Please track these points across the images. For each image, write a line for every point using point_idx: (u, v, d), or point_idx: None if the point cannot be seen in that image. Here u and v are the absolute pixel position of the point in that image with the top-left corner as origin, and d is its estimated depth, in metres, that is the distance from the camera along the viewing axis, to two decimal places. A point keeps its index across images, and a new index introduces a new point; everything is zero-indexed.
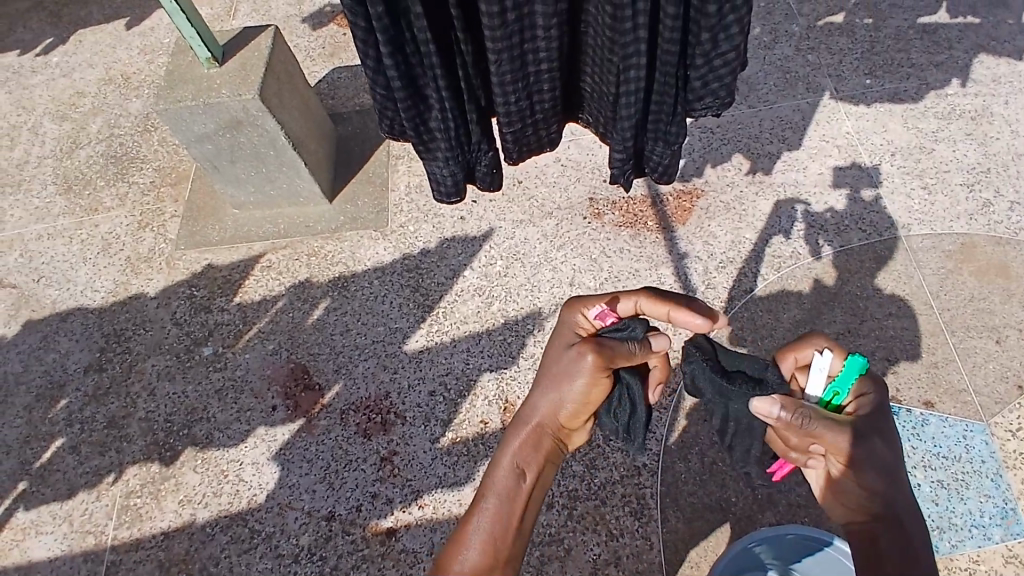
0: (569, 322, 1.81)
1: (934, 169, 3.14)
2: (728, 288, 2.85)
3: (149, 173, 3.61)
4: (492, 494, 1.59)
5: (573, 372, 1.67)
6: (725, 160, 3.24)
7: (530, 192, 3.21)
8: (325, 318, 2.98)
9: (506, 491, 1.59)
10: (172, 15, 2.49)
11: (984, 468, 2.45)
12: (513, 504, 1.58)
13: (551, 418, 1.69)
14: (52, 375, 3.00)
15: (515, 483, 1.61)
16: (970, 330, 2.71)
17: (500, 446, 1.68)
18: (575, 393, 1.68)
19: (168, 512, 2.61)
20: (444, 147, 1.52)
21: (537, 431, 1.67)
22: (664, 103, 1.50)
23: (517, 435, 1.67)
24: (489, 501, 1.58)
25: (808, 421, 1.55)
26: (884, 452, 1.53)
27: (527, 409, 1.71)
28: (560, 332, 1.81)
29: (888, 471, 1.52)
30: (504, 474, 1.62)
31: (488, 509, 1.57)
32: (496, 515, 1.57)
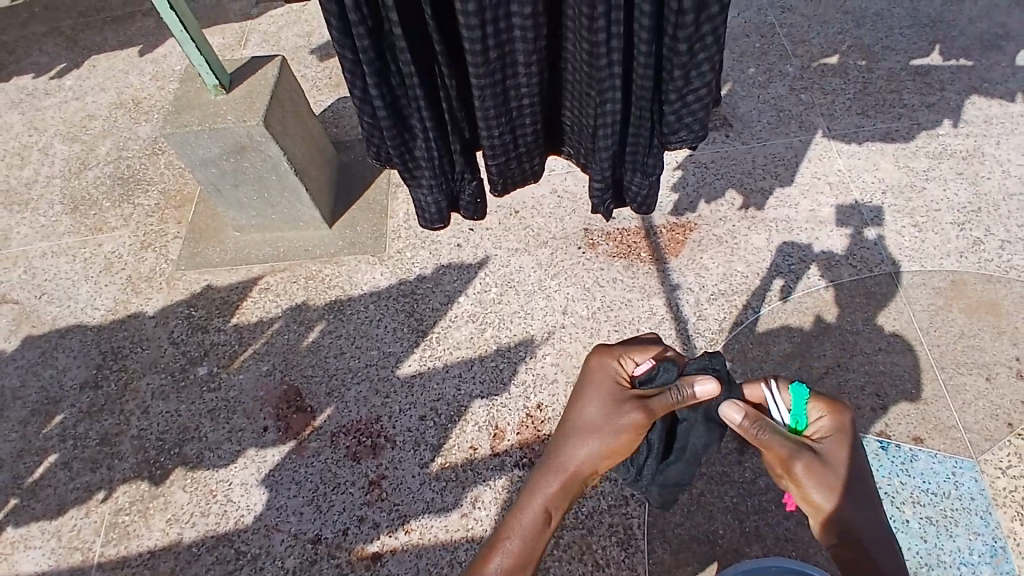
0: (609, 369, 1.79)
1: (924, 207, 3.19)
2: (719, 320, 2.88)
3: (154, 195, 3.68)
4: (517, 537, 1.63)
5: (613, 427, 1.67)
6: (718, 194, 3.30)
7: (527, 222, 3.26)
8: (321, 340, 3.02)
9: (529, 536, 1.62)
10: (182, 44, 2.56)
11: (973, 505, 2.43)
12: (535, 550, 1.62)
13: (581, 468, 1.70)
14: (48, 391, 3.03)
15: (541, 527, 1.65)
16: (960, 367, 2.73)
17: (529, 487, 1.70)
18: (610, 447, 1.68)
19: (156, 531, 2.62)
20: (428, 176, 1.58)
21: (568, 477, 1.69)
22: (641, 135, 1.56)
23: (547, 481, 1.69)
24: (514, 544, 1.62)
25: (763, 432, 1.60)
26: (845, 477, 1.63)
27: (560, 452, 1.72)
28: (597, 375, 1.79)
29: (852, 497, 1.63)
30: (532, 518, 1.65)
31: (511, 552, 1.61)
32: (517, 559, 1.61)
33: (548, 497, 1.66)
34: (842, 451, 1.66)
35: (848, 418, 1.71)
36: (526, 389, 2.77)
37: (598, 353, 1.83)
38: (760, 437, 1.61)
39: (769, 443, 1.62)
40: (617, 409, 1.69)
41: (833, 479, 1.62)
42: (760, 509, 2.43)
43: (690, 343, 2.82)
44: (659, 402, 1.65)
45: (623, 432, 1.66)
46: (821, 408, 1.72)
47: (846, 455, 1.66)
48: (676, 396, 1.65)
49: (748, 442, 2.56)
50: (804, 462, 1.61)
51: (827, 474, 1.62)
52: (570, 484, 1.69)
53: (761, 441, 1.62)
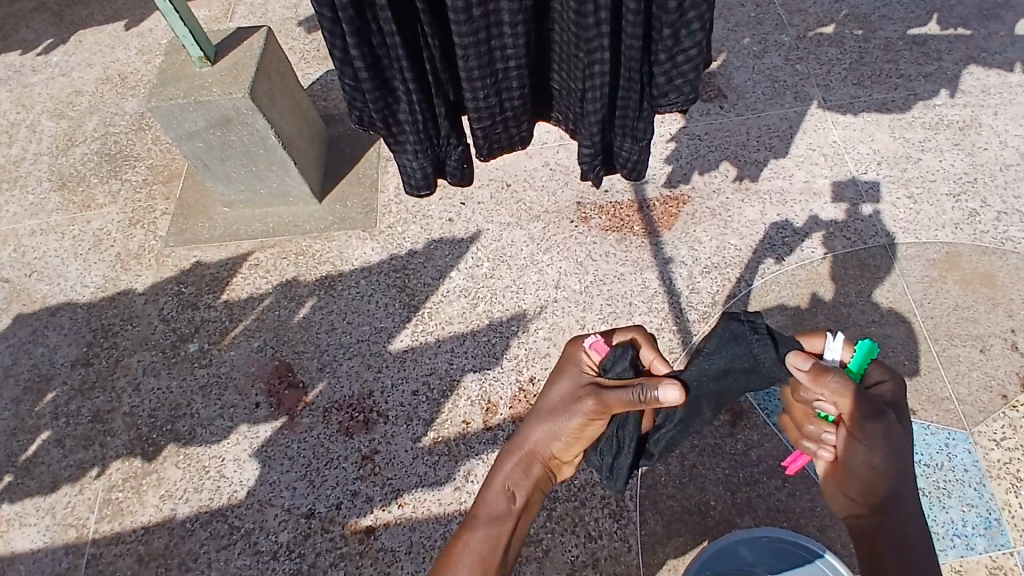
0: (569, 355, 1.80)
1: (920, 178, 3.16)
2: (712, 293, 2.86)
3: (141, 170, 3.63)
4: (479, 516, 1.60)
5: (569, 409, 1.67)
6: (712, 166, 3.26)
7: (519, 195, 3.23)
8: (312, 316, 2.99)
9: (492, 513, 1.60)
10: (164, 14, 2.51)
11: (967, 476, 2.45)
12: (496, 529, 1.58)
13: (542, 450, 1.69)
14: (40, 368, 3.01)
15: (503, 506, 1.63)
16: (955, 339, 2.72)
17: (491, 470, 1.70)
18: (569, 430, 1.68)
19: (150, 507, 2.62)
20: (413, 140, 1.55)
21: (527, 459, 1.68)
22: (630, 98, 1.53)
23: (509, 461, 1.69)
24: (476, 522, 1.59)
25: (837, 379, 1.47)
26: (904, 443, 1.46)
27: (522, 435, 1.71)
28: (559, 365, 1.81)
29: (905, 464, 1.44)
30: (493, 497, 1.64)
31: (473, 529, 1.59)
32: (480, 537, 1.57)
33: (507, 475, 1.66)
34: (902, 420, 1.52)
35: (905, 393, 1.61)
36: (518, 363, 2.76)
37: (568, 344, 1.83)
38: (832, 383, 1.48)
39: (840, 391, 1.47)
40: (576, 393, 1.69)
41: (894, 441, 1.45)
42: (751, 480, 2.44)
43: (682, 316, 2.81)
44: (617, 397, 1.62)
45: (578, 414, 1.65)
46: (881, 372, 1.62)
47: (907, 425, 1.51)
48: (638, 396, 1.60)
49: (740, 415, 2.57)
50: (874, 416, 1.44)
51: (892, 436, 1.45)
52: (533, 464, 1.68)
53: (829, 387, 1.48)
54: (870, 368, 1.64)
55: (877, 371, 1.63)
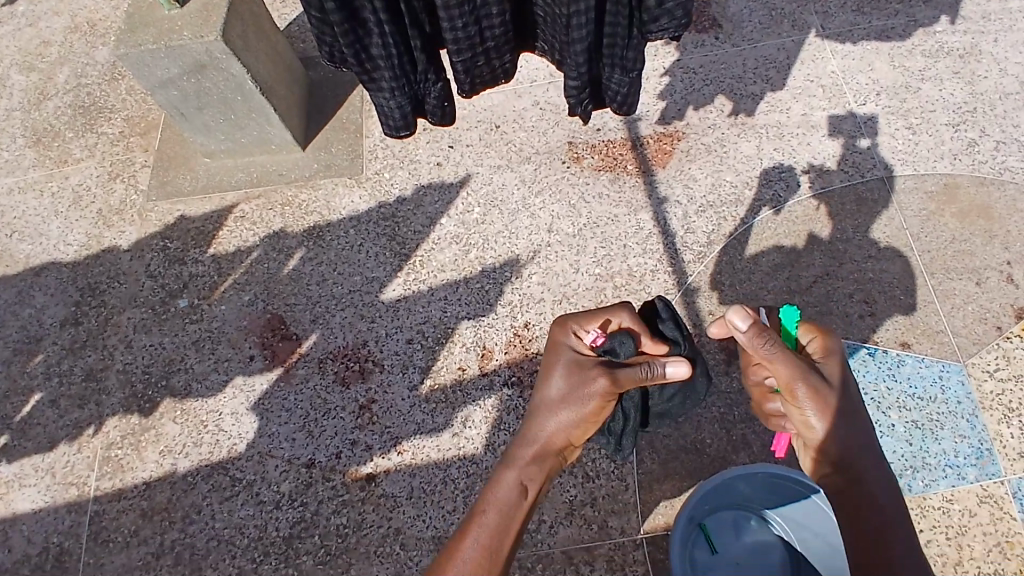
0: (567, 345, 1.86)
1: (919, 109, 3.08)
2: (707, 232, 2.83)
3: (117, 123, 3.50)
4: (493, 510, 1.57)
5: (581, 393, 1.72)
6: (707, 100, 3.16)
7: (508, 136, 3.13)
8: (301, 268, 2.94)
9: (505, 505, 1.58)
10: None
11: (960, 408, 2.47)
12: (512, 521, 1.56)
13: (551, 439, 1.71)
14: (29, 329, 2.97)
15: (517, 497, 1.61)
16: (951, 272, 2.70)
17: (501, 461, 1.69)
18: (578, 414, 1.71)
19: (150, 463, 2.63)
20: (388, 76, 1.55)
21: (542, 449, 1.69)
22: (619, 22, 1.46)
23: (521, 453, 1.69)
24: (491, 517, 1.56)
25: (768, 346, 1.62)
26: (843, 401, 1.63)
27: (531, 427, 1.73)
28: (557, 354, 1.85)
29: (852, 424, 1.61)
30: (507, 490, 1.62)
31: (488, 525, 1.55)
32: (494, 530, 1.54)
33: (522, 466, 1.65)
34: (842, 374, 1.69)
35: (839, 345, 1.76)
36: (512, 309, 2.74)
37: (560, 333, 1.89)
38: (766, 349, 1.62)
39: (773, 357, 1.63)
40: (582, 378, 1.75)
41: (835, 406, 1.62)
42: (746, 418, 2.46)
43: (677, 256, 2.78)
44: (629, 375, 1.74)
45: (592, 396, 1.71)
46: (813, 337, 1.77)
47: (845, 381, 1.68)
48: (646, 372, 1.76)
49: (734, 353, 2.56)
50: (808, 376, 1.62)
51: (829, 394, 1.62)
52: (545, 452, 1.69)
53: (764, 354, 1.63)
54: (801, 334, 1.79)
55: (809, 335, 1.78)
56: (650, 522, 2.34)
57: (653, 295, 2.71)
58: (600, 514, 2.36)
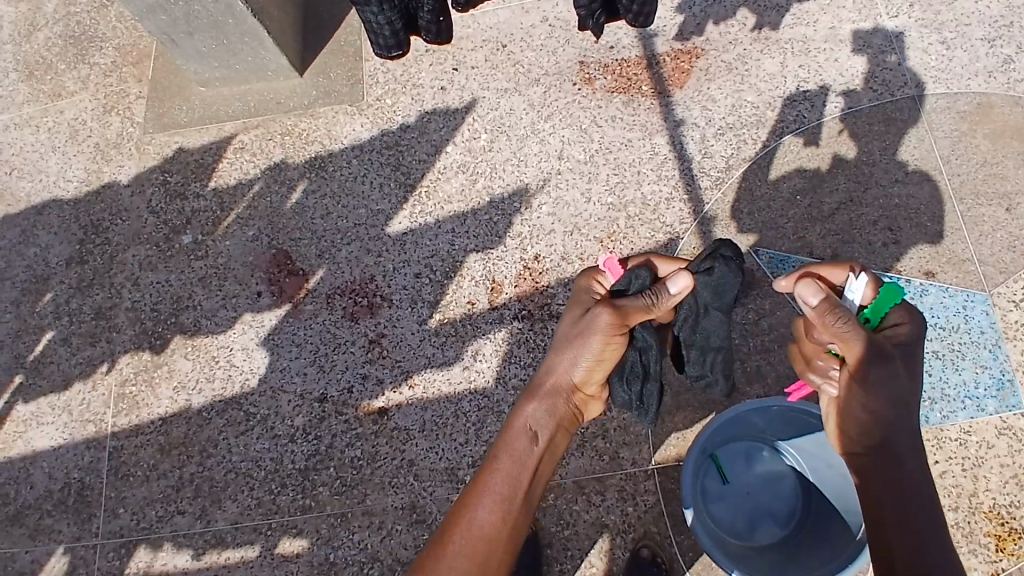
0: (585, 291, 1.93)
1: (954, 21, 2.87)
2: (726, 157, 2.70)
3: (109, 52, 3.35)
4: (504, 456, 1.60)
5: (588, 332, 1.76)
6: (729, 14, 2.94)
7: (515, 57, 2.96)
8: (304, 202, 2.86)
9: (516, 451, 1.61)
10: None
11: (983, 339, 2.40)
12: (525, 467, 1.59)
13: (561, 381, 1.76)
14: (35, 269, 2.94)
15: (528, 443, 1.64)
16: (981, 197, 2.57)
17: (514, 410, 1.73)
18: (586, 353, 1.76)
19: (164, 399, 2.65)
20: None
21: (553, 392, 1.73)
22: None
23: (532, 399, 1.72)
24: (502, 461, 1.59)
25: (840, 324, 1.62)
26: (905, 386, 1.60)
27: (543, 371, 1.77)
28: (575, 300, 1.92)
29: (904, 408, 1.59)
30: (518, 436, 1.65)
31: (500, 469, 1.58)
32: (508, 474, 1.57)
33: (533, 413, 1.69)
34: (917, 363, 1.65)
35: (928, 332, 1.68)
36: (523, 241, 2.66)
37: (585, 278, 1.98)
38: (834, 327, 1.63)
39: (845, 336, 1.62)
40: (588, 318, 1.78)
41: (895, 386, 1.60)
42: (761, 349, 2.40)
43: (694, 184, 2.67)
44: (632, 306, 1.80)
45: (597, 331, 1.75)
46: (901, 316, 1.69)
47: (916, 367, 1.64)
48: (652, 300, 1.82)
49: (751, 284, 2.49)
50: (877, 364, 1.60)
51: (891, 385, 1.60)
52: (556, 394, 1.73)
53: (831, 330, 1.64)
54: (891, 312, 1.71)
55: (899, 314, 1.70)
56: (661, 454, 2.33)
57: (668, 225, 2.62)
58: (612, 445, 2.35)
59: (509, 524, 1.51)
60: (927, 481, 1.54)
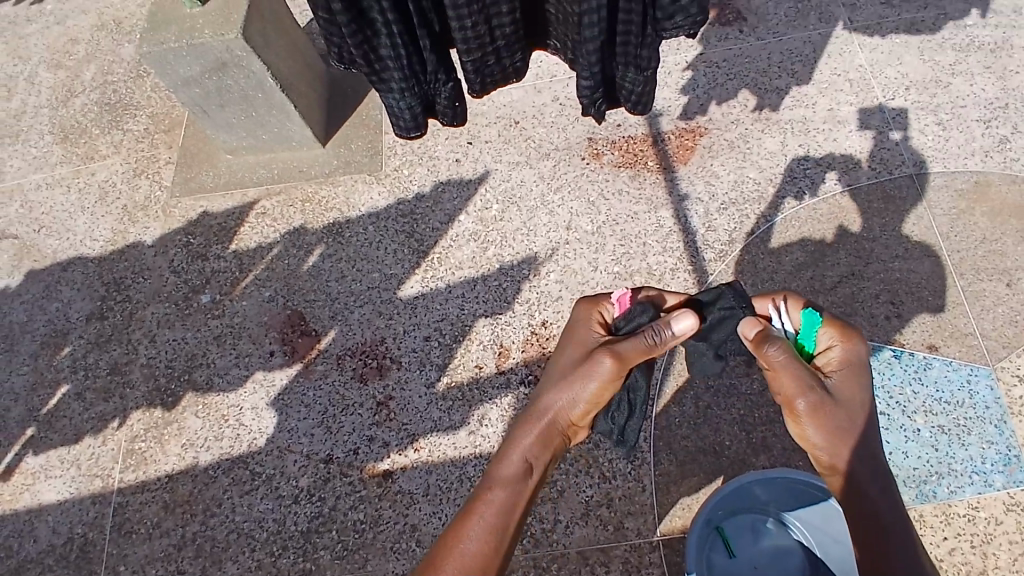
0: (587, 320, 1.88)
1: (949, 104, 3.00)
2: (729, 230, 2.78)
3: (142, 119, 3.54)
4: (501, 487, 1.59)
5: (588, 371, 1.70)
6: (731, 96, 3.11)
7: (527, 132, 3.11)
8: (320, 264, 2.96)
9: (512, 484, 1.60)
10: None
11: (987, 413, 2.41)
12: (518, 500, 1.58)
13: (560, 417, 1.71)
14: (56, 323, 3.03)
15: (524, 477, 1.62)
16: (981, 273, 2.63)
17: (511, 440, 1.70)
18: (586, 393, 1.71)
19: (172, 456, 2.68)
20: (397, 77, 1.53)
21: (550, 429, 1.70)
22: (632, 22, 1.44)
23: (531, 432, 1.69)
24: (498, 494, 1.58)
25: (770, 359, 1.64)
26: (846, 413, 1.63)
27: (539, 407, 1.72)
28: (575, 329, 1.89)
29: (852, 436, 1.62)
30: (515, 468, 1.63)
31: (496, 502, 1.57)
32: (502, 507, 1.56)
33: (531, 447, 1.66)
34: (856, 383, 1.67)
35: (861, 349, 1.71)
36: (531, 307, 2.72)
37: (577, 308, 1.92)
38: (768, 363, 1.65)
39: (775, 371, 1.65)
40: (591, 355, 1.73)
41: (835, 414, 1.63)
42: (767, 420, 2.42)
43: (698, 255, 2.74)
44: (635, 346, 1.71)
45: (598, 373, 1.69)
46: (833, 336, 1.73)
47: (854, 390, 1.66)
48: (653, 339, 1.72)
49: None
50: (811, 396, 1.62)
51: (835, 414, 1.62)
52: (551, 433, 1.70)
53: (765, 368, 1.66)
54: (821, 333, 1.74)
55: (828, 335, 1.73)
56: (667, 524, 2.32)
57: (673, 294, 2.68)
58: (616, 515, 2.34)
59: (498, 557, 1.49)
60: (895, 510, 1.57)
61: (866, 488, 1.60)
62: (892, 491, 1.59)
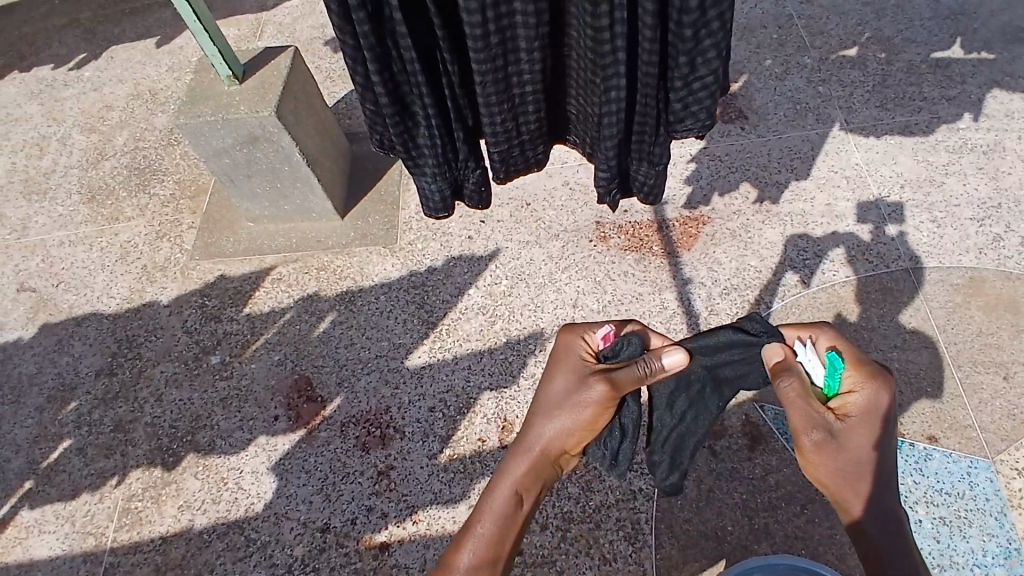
0: (575, 345, 1.77)
1: (943, 202, 3.13)
2: (732, 315, 2.85)
3: (169, 185, 3.70)
4: (487, 522, 1.58)
5: (578, 404, 1.66)
6: (733, 187, 3.26)
7: (538, 214, 3.25)
8: (330, 331, 3.03)
9: (499, 518, 1.59)
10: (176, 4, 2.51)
11: (987, 506, 2.39)
12: (505, 534, 1.58)
13: (551, 448, 1.68)
14: (64, 377, 3.07)
15: (512, 510, 1.61)
16: (978, 366, 2.68)
17: (497, 471, 1.66)
18: (577, 424, 1.67)
19: (167, 517, 2.65)
20: (431, 163, 1.64)
21: (539, 461, 1.67)
22: (646, 123, 1.57)
23: (519, 465, 1.66)
24: (485, 529, 1.58)
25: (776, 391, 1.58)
26: (853, 459, 1.56)
27: (527, 437, 1.69)
28: (563, 353, 1.77)
29: (859, 480, 1.57)
30: (502, 502, 1.61)
31: (483, 536, 1.57)
32: (490, 541, 1.57)
33: (518, 480, 1.63)
34: (871, 431, 1.56)
35: (886, 396, 1.57)
36: (536, 382, 2.76)
37: (562, 333, 1.82)
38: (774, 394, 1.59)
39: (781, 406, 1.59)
40: (581, 387, 1.67)
41: (842, 458, 1.56)
42: (769, 506, 2.41)
43: None
44: (626, 377, 1.65)
45: (590, 407, 1.65)
46: (857, 380, 1.59)
47: (869, 438, 1.56)
48: (643, 369, 1.66)
49: (758, 440, 2.54)
50: (816, 438, 1.56)
51: (839, 457, 1.56)
52: (541, 462, 1.67)
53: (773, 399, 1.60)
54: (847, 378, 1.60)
55: (853, 381, 1.60)
56: None
57: None
58: None
59: None
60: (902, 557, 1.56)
61: (873, 530, 1.59)
62: (902, 534, 1.58)
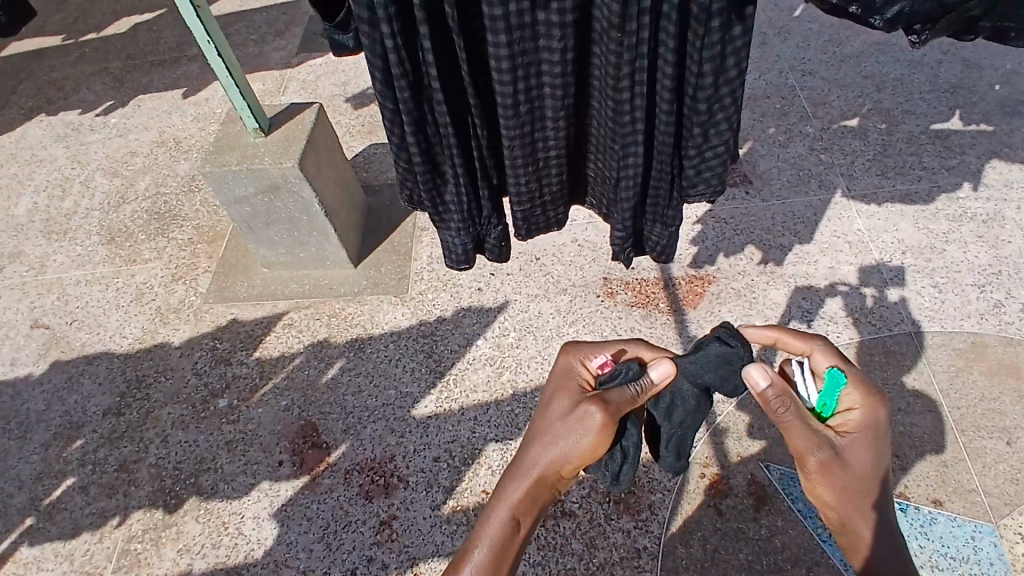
0: (574, 371, 1.80)
1: (944, 268, 3.20)
2: None
3: (187, 230, 3.80)
4: (483, 548, 1.62)
5: (575, 429, 1.63)
6: (738, 249, 3.34)
7: (547, 269, 3.32)
8: (339, 377, 3.06)
9: (495, 544, 1.62)
10: (209, 58, 2.54)
11: (992, 571, 2.36)
12: (501, 560, 1.62)
13: (546, 473, 1.66)
14: (72, 415, 3.09)
15: (507, 536, 1.64)
16: (982, 430, 2.69)
17: (495, 496, 1.68)
18: (574, 449, 1.63)
19: (166, 560, 2.63)
20: (457, 218, 1.73)
21: (534, 486, 1.66)
22: (661, 188, 1.65)
23: (515, 490, 1.66)
24: (481, 554, 1.61)
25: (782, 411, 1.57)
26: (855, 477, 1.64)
27: (524, 462, 1.68)
28: (562, 378, 1.79)
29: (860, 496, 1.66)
30: (497, 529, 1.63)
31: (480, 562, 1.61)
32: (485, 565, 1.61)
33: (514, 507, 1.65)
34: (870, 447, 1.65)
35: (880, 412, 1.67)
36: None
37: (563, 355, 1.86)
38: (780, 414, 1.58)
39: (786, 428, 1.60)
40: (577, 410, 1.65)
41: (845, 477, 1.63)
42: (774, 568, 2.38)
43: None
44: (619, 398, 1.65)
45: (585, 432, 1.62)
46: (855, 398, 1.68)
47: (868, 454, 1.64)
48: (636, 389, 1.67)
49: (763, 500, 2.53)
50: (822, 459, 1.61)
51: (843, 476, 1.63)
52: (537, 488, 1.67)
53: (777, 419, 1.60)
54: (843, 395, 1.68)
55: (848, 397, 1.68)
56: None
57: None
58: None
59: None
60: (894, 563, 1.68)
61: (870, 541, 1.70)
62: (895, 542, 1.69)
